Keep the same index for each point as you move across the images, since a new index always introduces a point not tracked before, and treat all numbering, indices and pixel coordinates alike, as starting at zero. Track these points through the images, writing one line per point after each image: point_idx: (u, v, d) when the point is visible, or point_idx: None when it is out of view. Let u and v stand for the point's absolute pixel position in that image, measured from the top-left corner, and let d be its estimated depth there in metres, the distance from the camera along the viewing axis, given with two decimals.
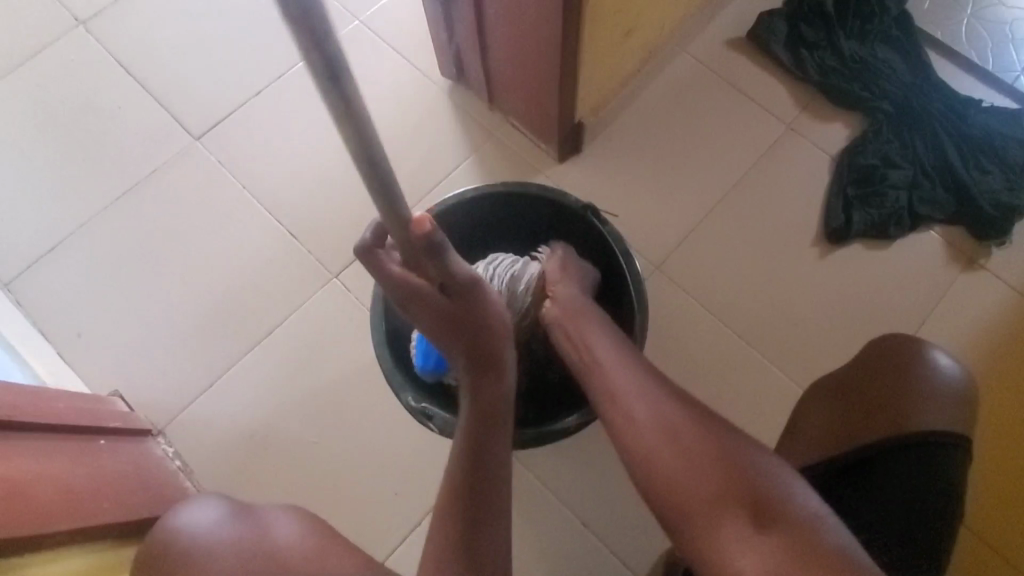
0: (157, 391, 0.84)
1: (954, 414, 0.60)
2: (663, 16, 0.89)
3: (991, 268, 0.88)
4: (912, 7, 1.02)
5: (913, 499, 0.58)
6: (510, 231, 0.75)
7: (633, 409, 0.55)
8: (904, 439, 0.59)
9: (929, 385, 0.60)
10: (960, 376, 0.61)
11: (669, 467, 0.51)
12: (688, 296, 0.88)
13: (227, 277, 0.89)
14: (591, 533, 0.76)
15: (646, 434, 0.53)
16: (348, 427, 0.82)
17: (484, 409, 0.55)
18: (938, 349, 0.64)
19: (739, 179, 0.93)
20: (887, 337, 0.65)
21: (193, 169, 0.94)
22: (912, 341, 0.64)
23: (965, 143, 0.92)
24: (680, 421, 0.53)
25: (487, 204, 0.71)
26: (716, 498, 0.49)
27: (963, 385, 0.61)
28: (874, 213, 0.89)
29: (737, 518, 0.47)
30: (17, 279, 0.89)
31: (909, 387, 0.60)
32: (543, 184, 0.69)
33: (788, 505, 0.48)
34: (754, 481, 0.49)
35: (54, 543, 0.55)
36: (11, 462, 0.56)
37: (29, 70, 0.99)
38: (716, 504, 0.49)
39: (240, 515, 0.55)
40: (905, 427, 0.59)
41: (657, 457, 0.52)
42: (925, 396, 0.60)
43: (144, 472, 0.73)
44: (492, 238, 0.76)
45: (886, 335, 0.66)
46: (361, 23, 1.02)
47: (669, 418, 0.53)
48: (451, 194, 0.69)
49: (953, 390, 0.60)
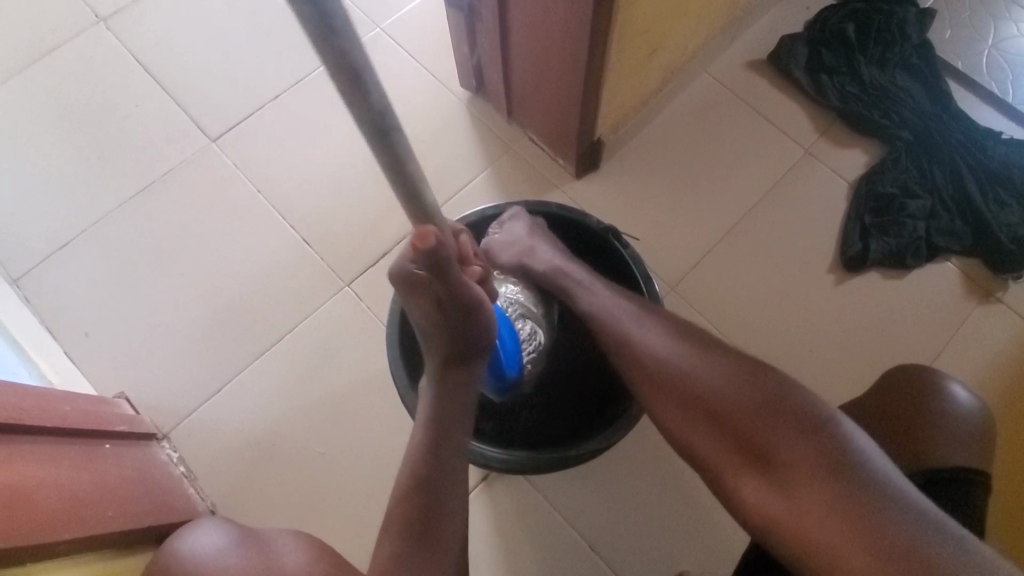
0: (163, 394, 0.83)
1: (982, 454, 0.58)
2: (686, 36, 0.88)
3: (1007, 302, 0.87)
4: (933, 36, 1.02)
5: None
6: None
7: (654, 364, 0.55)
8: (926, 477, 0.57)
9: (949, 423, 0.59)
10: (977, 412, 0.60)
11: (690, 426, 0.51)
12: (702, 318, 0.87)
13: (238, 282, 0.88)
14: (598, 557, 0.75)
15: (666, 395, 0.53)
16: (355, 437, 0.82)
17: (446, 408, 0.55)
18: (956, 383, 0.62)
19: (756, 202, 0.93)
20: (906, 369, 0.64)
21: (208, 171, 0.93)
22: (932, 375, 0.62)
23: (984, 174, 0.91)
24: (695, 373, 0.53)
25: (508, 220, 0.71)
26: (734, 452, 0.49)
27: (980, 421, 0.60)
28: (893, 242, 0.88)
29: (741, 463, 0.48)
30: (27, 275, 0.88)
31: (929, 425, 0.59)
32: (563, 204, 0.70)
33: (778, 436, 0.47)
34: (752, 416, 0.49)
35: (58, 552, 0.54)
36: (16, 467, 0.56)
37: (47, 64, 0.98)
38: (727, 453, 0.49)
39: (244, 538, 0.55)
40: (926, 464, 0.57)
41: (678, 417, 0.52)
42: (946, 436, 0.58)
43: (148, 478, 0.72)
44: None
45: (906, 366, 0.64)
46: (382, 30, 1.01)
47: (686, 373, 0.53)
48: (473, 211, 0.70)
49: (971, 427, 0.59)
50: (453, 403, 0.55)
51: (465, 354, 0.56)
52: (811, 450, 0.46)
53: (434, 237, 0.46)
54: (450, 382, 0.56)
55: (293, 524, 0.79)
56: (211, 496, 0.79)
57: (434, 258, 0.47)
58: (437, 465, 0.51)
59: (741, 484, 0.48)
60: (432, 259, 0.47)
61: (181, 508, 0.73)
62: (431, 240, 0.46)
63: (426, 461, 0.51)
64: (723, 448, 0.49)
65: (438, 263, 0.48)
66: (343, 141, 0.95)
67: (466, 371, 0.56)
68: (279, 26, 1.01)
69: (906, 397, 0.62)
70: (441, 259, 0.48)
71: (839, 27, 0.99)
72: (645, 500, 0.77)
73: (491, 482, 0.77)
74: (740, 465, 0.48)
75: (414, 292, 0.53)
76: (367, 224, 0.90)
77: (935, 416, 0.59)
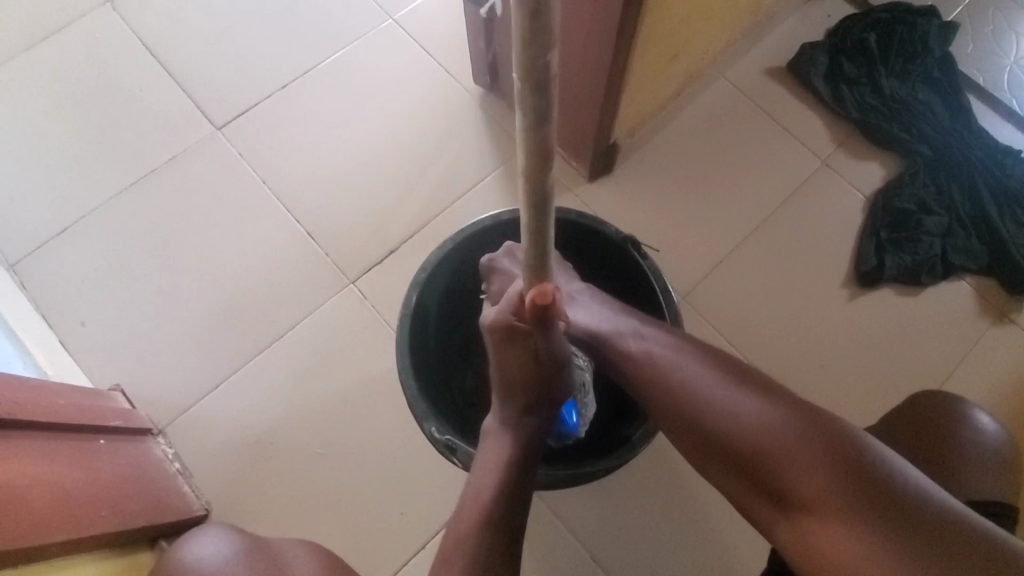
0: (160, 389, 0.81)
1: (1005, 486, 0.57)
2: (707, 41, 0.87)
3: (1020, 323, 0.86)
4: (955, 50, 1.00)
5: None
6: None
7: (676, 390, 0.54)
8: None
9: (974, 454, 0.58)
10: (1001, 441, 0.59)
11: (714, 459, 0.51)
12: (713, 329, 0.85)
13: (240, 276, 0.86)
14: (601, 570, 0.74)
15: (688, 423, 0.52)
16: (355, 439, 0.80)
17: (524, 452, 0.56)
18: (979, 409, 0.61)
19: (771, 213, 0.91)
20: (927, 395, 0.63)
21: (212, 160, 0.91)
22: (957, 402, 0.61)
23: (1003, 193, 0.90)
24: (714, 402, 0.51)
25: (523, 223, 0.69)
26: (757, 487, 0.48)
27: (1004, 450, 0.59)
28: (909, 259, 0.87)
29: (765, 499, 0.48)
30: (23, 260, 0.86)
31: (951, 457, 0.58)
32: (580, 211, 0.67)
33: (798, 473, 0.46)
34: (771, 451, 0.47)
35: (47, 554, 0.53)
36: (9, 464, 0.54)
37: (48, 42, 0.96)
38: (750, 488, 0.49)
39: (252, 550, 0.55)
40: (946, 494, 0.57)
41: (702, 449, 0.52)
42: (970, 468, 0.57)
43: (143, 475, 0.70)
44: None
45: (927, 393, 0.63)
46: (395, 22, 0.99)
47: (706, 402, 0.52)
48: (486, 215, 0.68)
49: (995, 456, 0.58)
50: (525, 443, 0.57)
51: (545, 404, 0.58)
52: (826, 482, 0.44)
53: (553, 294, 0.48)
54: (527, 427, 0.57)
55: (290, 526, 0.77)
56: (206, 495, 0.77)
57: (546, 312, 0.49)
58: (510, 508, 0.53)
59: (769, 518, 0.48)
60: (543, 313, 0.49)
61: (176, 507, 0.71)
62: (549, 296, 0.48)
63: (499, 504, 0.53)
64: (746, 483, 0.49)
65: (547, 318, 0.50)
66: (352, 134, 0.93)
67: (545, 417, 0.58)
68: (289, 13, 0.98)
69: (929, 425, 0.60)
70: (552, 316, 0.50)
71: (861, 37, 0.97)
72: (650, 513, 0.76)
73: None
74: (765, 502, 0.48)
75: (513, 341, 0.56)
76: (375, 221, 0.88)
77: (945, 440, 0.59)
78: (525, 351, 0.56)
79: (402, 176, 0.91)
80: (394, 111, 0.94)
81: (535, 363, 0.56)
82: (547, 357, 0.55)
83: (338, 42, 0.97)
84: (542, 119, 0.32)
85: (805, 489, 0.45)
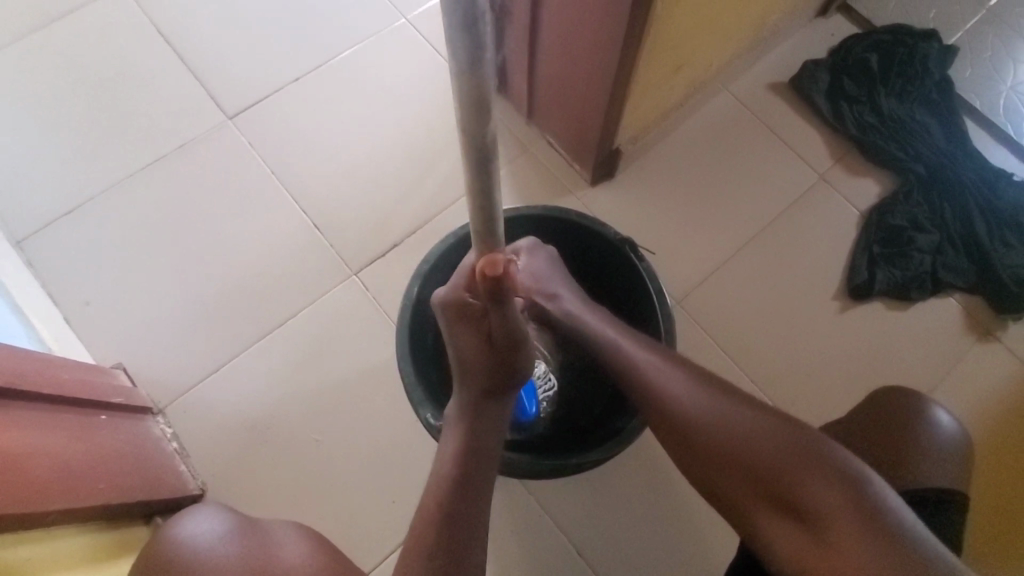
0: (162, 369, 0.83)
1: (960, 475, 0.60)
2: (711, 53, 0.89)
3: (1005, 341, 0.88)
4: (953, 73, 1.02)
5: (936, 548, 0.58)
6: None
7: (675, 399, 0.55)
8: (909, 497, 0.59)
9: (930, 445, 0.61)
10: (957, 434, 0.62)
11: (714, 469, 0.52)
12: (705, 334, 0.87)
13: (244, 262, 0.87)
14: (585, 564, 0.75)
15: (689, 432, 0.53)
16: (351, 427, 0.81)
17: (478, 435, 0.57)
18: (938, 406, 0.64)
19: (768, 224, 0.93)
20: (889, 391, 0.65)
21: (223, 148, 0.93)
22: (915, 397, 0.64)
23: (993, 214, 0.92)
24: (717, 413, 0.53)
25: (524, 223, 0.71)
26: (760, 498, 0.50)
27: (960, 443, 0.62)
28: (900, 274, 0.89)
29: (766, 509, 0.49)
30: (31, 238, 0.87)
31: (911, 448, 0.61)
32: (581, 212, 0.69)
33: (807, 486, 0.48)
34: (777, 464, 0.49)
35: (45, 522, 0.54)
36: (11, 434, 0.55)
37: (66, 24, 0.97)
38: (752, 498, 0.50)
39: (241, 531, 0.56)
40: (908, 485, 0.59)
41: (703, 459, 0.53)
42: (925, 457, 0.60)
43: (140, 452, 0.71)
44: None
45: (888, 388, 0.66)
46: (408, 21, 1.01)
47: (710, 412, 0.53)
48: None
49: (952, 448, 0.61)
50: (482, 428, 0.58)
51: (502, 387, 0.59)
52: (838, 500, 0.46)
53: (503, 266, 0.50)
54: (485, 410, 0.59)
55: (283, 509, 0.78)
56: (202, 476, 0.78)
57: (497, 285, 0.51)
58: (464, 502, 0.52)
59: (769, 528, 0.49)
60: (494, 288, 0.52)
61: (171, 485, 0.72)
62: (499, 267, 0.50)
63: (452, 496, 0.52)
64: (747, 493, 0.50)
65: (499, 293, 0.52)
66: (361, 129, 0.94)
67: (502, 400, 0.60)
68: (304, 8, 1.00)
69: (890, 418, 0.63)
70: (504, 293, 0.52)
71: (862, 57, 1.00)
72: (637, 511, 0.77)
73: None
74: (766, 512, 0.49)
75: (473, 320, 0.59)
76: (379, 215, 0.90)
77: (926, 446, 0.61)
78: (482, 329, 0.58)
79: (408, 172, 0.93)
80: (403, 108, 0.96)
81: (490, 343, 0.58)
82: (503, 336, 0.56)
83: (351, 39, 0.99)
84: (479, 101, 0.36)
85: (821, 509, 0.47)
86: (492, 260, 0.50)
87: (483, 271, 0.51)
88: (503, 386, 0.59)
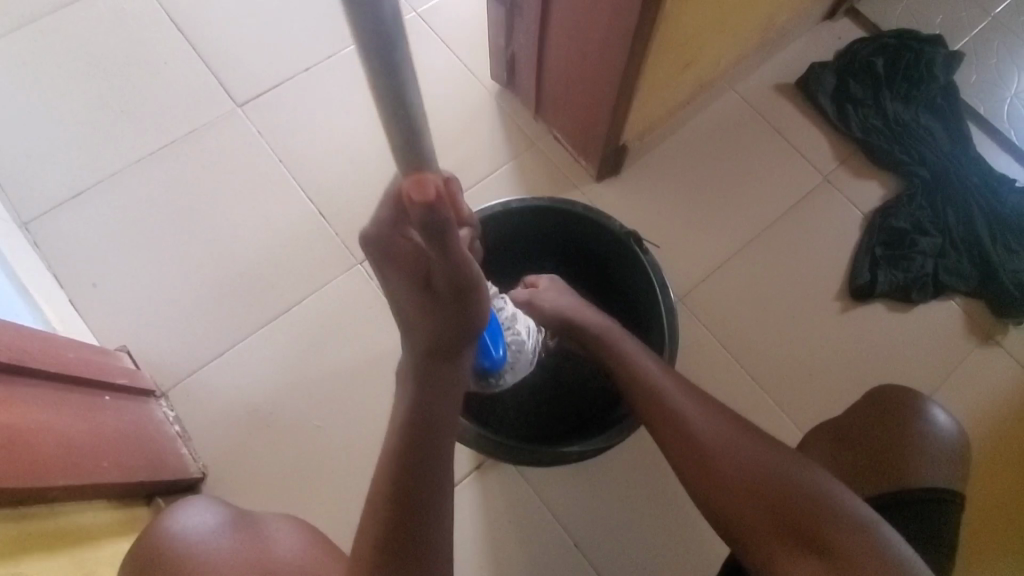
0: (165, 353, 0.83)
1: (957, 474, 0.61)
2: (720, 52, 0.89)
3: (1005, 345, 0.89)
4: (959, 79, 1.03)
5: (932, 543, 0.58)
6: (546, 245, 0.75)
7: (695, 428, 0.57)
8: (903, 491, 0.59)
9: (926, 442, 0.61)
10: (954, 433, 0.63)
11: (733, 503, 0.53)
12: (707, 331, 0.88)
13: (250, 249, 0.88)
14: (582, 555, 0.76)
15: (709, 462, 0.55)
16: (353, 414, 0.82)
17: (424, 421, 0.44)
18: (936, 406, 0.65)
19: (771, 223, 0.93)
20: (885, 389, 0.66)
21: (231, 135, 0.93)
22: (912, 396, 0.65)
23: (995, 219, 0.93)
24: (736, 447, 0.55)
25: (528, 215, 0.70)
26: (777, 535, 0.51)
27: (957, 442, 0.63)
28: (903, 276, 0.89)
29: (783, 547, 0.51)
30: (39, 220, 0.88)
31: (906, 443, 0.61)
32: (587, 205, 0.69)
33: (826, 527, 0.50)
34: (797, 504, 0.51)
35: (50, 497, 0.54)
36: (19, 410, 0.55)
37: (78, 8, 0.98)
38: (769, 535, 0.51)
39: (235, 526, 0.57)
40: (904, 480, 0.59)
41: (720, 491, 0.54)
42: (921, 453, 0.61)
43: (144, 433, 0.72)
44: (525, 250, 0.76)
45: (884, 386, 0.67)
46: (418, 15, 1.02)
47: (731, 445, 0.55)
48: (495, 202, 0.69)
49: (948, 445, 0.62)
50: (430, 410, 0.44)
51: (451, 354, 0.43)
52: (859, 542, 0.49)
53: (438, 191, 0.33)
54: (433, 388, 0.44)
55: (283, 494, 0.79)
56: (203, 459, 0.79)
57: (436, 221, 0.33)
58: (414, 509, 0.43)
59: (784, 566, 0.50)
60: (427, 226, 0.33)
61: (173, 467, 0.73)
62: (433, 190, 0.32)
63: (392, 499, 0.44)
64: (765, 529, 0.52)
65: (440, 233, 0.34)
66: (369, 119, 0.95)
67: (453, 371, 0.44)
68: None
69: (885, 414, 0.64)
70: (446, 227, 0.33)
71: (868, 60, 1.00)
72: (636, 504, 0.77)
73: (484, 472, 0.77)
74: (782, 549, 0.51)
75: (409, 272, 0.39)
76: None
77: (928, 446, 0.61)
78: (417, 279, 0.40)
79: None
80: None
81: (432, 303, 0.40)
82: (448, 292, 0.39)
83: None
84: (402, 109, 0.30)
85: (848, 559, 0.48)
86: (423, 182, 0.32)
87: (411, 197, 0.33)
88: (454, 354, 0.43)
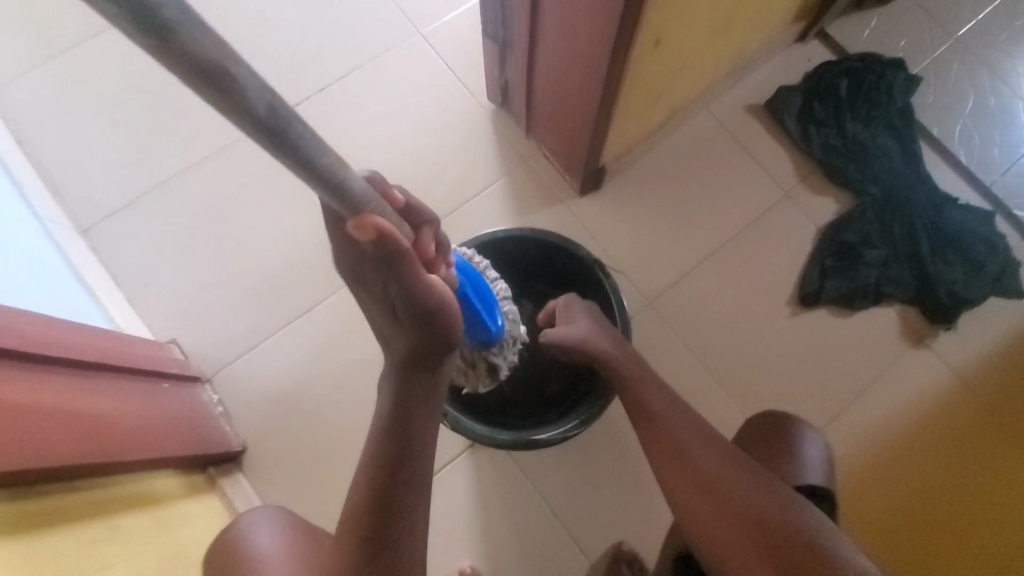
0: (207, 344, 0.98)
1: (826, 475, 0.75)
2: (691, 82, 0.99)
3: (935, 348, 1.01)
4: (917, 100, 1.13)
5: None
6: (528, 262, 0.89)
7: (689, 461, 0.70)
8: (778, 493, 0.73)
9: (792, 451, 0.76)
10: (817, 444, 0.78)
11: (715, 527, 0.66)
12: (672, 331, 1.01)
13: (277, 254, 1.01)
14: (557, 519, 0.91)
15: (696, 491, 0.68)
16: (366, 399, 0.96)
17: (406, 405, 0.56)
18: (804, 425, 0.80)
19: (734, 235, 1.05)
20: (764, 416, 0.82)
21: (257, 151, 1.06)
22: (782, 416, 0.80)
23: (936, 234, 1.04)
24: (717, 477, 0.68)
25: (510, 239, 0.84)
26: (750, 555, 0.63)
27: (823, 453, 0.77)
28: (847, 286, 1.02)
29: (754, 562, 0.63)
30: (94, 227, 1.01)
31: (774, 454, 0.76)
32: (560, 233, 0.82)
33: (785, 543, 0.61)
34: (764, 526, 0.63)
35: (133, 467, 0.70)
36: (112, 399, 0.71)
37: (118, 33, 1.09)
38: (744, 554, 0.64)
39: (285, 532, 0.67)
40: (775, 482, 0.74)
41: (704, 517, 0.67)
42: (790, 459, 0.75)
43: (195, 414, 0.87)
44: (510, 266, 0.89)
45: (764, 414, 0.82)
46: (422, 37, 1.12)
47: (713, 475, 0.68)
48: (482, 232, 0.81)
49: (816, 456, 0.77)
50: (411, 399, 0.56)
51: (428, 354, 0.56)
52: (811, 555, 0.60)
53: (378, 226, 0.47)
54: (415, 377, 0.56)
55: (308, 464, 0.94)
56: (242, 436, 0.94)
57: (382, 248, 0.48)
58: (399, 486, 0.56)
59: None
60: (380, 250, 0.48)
61: (218, 442, 0.88)
62: (370, 230, 0.47)
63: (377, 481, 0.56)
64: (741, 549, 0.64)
65: (387, 257, 0.49)
66: (379, 139, 1.07)
67: (430, 366, 0.57)
68: (329, 24, 1.12)
69: (763, 434, 0.79)
70: (391, 256, 0.49)
71: (833, 83, 1.10)
72: (604, 480, 0.92)
73: (476, 450, 0.93)
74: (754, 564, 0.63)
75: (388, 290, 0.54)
76: None
77: (796, 460, 0.75)
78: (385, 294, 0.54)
79: (420, 180, 1.06)
80: (416, 120, 1.09)
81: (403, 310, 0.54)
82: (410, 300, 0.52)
83: (371, 54, 1.11)
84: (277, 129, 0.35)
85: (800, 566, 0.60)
86: (364, 225, 0.47)
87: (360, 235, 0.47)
88: (431, 353, 0.56)
